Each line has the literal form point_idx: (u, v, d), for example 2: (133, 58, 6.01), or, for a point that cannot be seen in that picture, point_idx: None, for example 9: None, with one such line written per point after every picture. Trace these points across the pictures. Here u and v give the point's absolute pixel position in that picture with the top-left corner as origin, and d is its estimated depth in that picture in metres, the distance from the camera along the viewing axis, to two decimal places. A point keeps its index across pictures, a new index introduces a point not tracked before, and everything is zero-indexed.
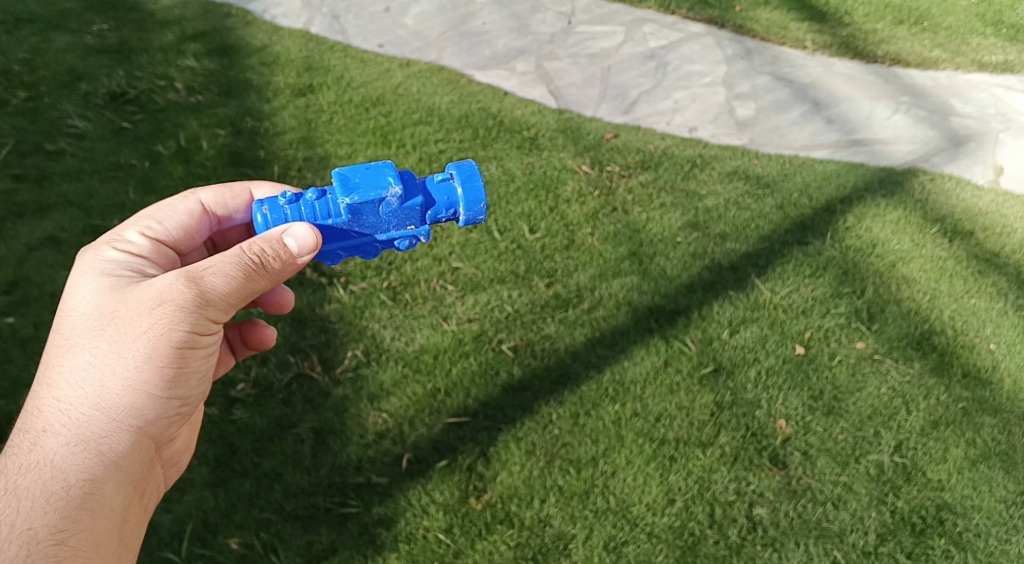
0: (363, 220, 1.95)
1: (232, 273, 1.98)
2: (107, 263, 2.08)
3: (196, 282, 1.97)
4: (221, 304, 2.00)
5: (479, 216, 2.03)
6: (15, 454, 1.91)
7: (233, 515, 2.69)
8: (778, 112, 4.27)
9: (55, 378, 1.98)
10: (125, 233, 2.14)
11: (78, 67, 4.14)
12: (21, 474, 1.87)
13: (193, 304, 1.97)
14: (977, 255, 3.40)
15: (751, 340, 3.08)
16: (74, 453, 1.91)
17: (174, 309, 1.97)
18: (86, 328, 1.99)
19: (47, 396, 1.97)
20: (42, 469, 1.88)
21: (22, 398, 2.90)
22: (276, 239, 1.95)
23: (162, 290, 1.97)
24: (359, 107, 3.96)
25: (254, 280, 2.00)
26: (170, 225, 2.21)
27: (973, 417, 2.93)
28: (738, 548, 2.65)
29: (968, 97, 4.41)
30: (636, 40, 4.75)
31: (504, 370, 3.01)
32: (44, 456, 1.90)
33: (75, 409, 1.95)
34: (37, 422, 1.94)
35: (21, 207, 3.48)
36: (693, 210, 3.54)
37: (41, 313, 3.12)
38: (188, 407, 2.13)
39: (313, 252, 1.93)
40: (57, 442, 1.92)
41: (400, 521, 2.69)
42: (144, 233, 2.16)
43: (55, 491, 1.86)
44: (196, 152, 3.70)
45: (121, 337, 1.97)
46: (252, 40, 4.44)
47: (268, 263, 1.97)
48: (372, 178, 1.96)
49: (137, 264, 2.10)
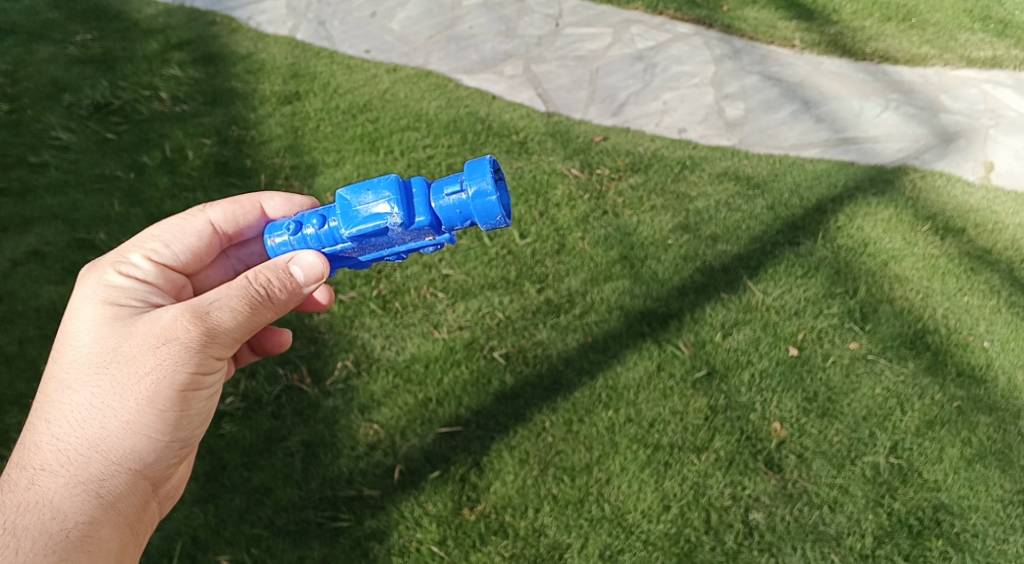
0: (371, 243, 1.96)
1: (238, 307, 2.03)
2: (109, 291, 2.13)
3: (201, 318, 2.02)
4: (224, 341, 2.05)
5: (498, 225, 1.86)
6: (13, 492, 1.93)
7: (224, 532, 2.66)
8: (767, 111, 4.26)
9: (56, 416, 2.01)
10: (131, 258, 2.20)
11: (61, 78, 4.10)
12: (20, 513, 1.89)
13: (198, 341, 2.02)
14: (969, 253, 3.39)
15: (744, 343, 3.06)
16: (74, 491, 1.95)
17: (179, 347, 2.01)
18: (89, 364, 2.03)
19: (47, 434, 2.00)
20: (41, 509, 1.91)
21: (7, 416, 2.87)
22: (282, 268, 2.04)
23: (167, 327, 2.02)
24: (345, 114, 3.93)
25: (259, 313, 2.06)
26: (176, 247, 2.26)
27: (969, 416, 2.91)
28: (734, 553, 2.63)
29: (957, 93, 4.41)
30: (624, 41, 4.73)
31: (497, 378, 2.98)
32: (44, 495, 1.93)
33: (76, 446, 1.98)
34: (36, 460, 1.97)
35: (5, 221, 3.44)
36: (684, 212, 3.52)
37: (26, 328, 3.08)
38: (189, 447, 2.17)
39: (319, 280, 2.02)
40: (57, 481, 1.95)
41: (393, 533, 2.66)
42: (149, 257, 2.22)
43: (56, 530, 1.89)
44: (182, 163, 3.67)
45: (123, 374, 2.01)
46: (237, 48, 4.40)
47: (274, 294, 2.04)
48: (370, 203, 1.91)
49: (141, 292, 2.16)
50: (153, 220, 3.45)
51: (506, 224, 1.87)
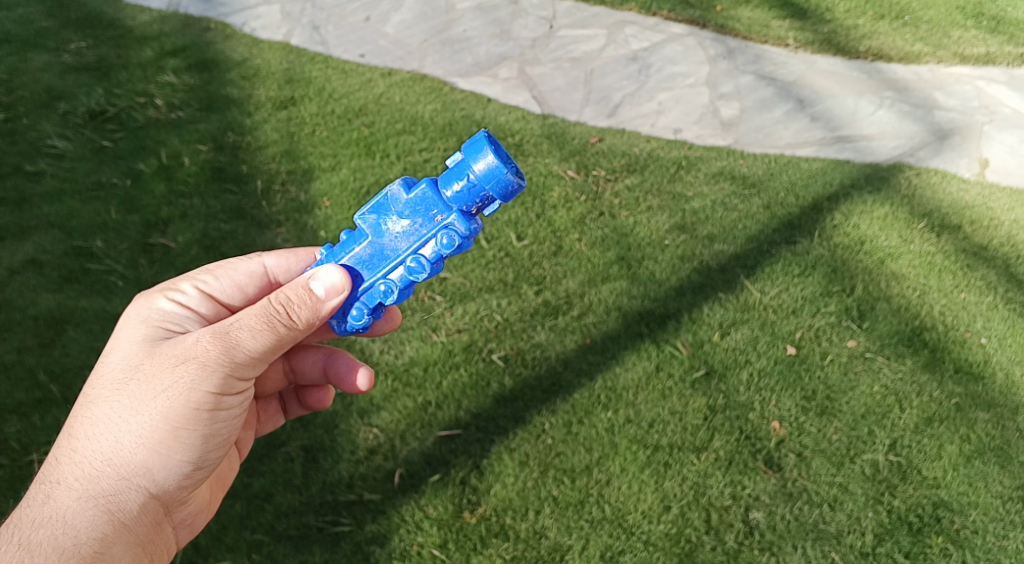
0: (382, 227, 1.95)
1: (258, 327, 2.01)
2: (145, 313, 2.15)
3: (223, 338, 2.01)
4: (244, 361, 2.03)
5: (493, 165, 1.83)
6: (30, 506, 1.93)
7: (224, 538, 2.65)
8: (763, 111, 4.26)
9: (76, 432, 2.01)
10: (180, 284, 2.21)
11: (56, 86, 4.10)
12: (34, 529, 1.89)
13: (218, 360, 2.00)
14: (965, 249, 3.40)
15: (742, 342, 3.07)
16: (87, 509, 1.94)
17: (198, 366, 2.00)
18: (111, 381, 2.03)
19: (66, 451, 2.00)
20: (54, 525, 1.90)
21: (7, 425, 2.86)
22: (302, 286, 1.99)
23: (188, 347, 2.01)
24: (341, 119, 3.93)
25: (280, 334, 2.02)
26: (225, 279, 2.26)
27: (967, 412, 2.92)
28: (735, 553, 2.64)
29: (952, 90, 4.42)
30: (618, 42, 4.73)
31: (495, 381, 2.98)
32: (58, 511, 1.92)
33: (94, 463, 1.98)
34: (53, 475, 1.97)
35: (2, 229, 3.44)
36: (680, 212, 3.53)
37: (24, 338, 3.08)
38: (206, 468, 2.14)
39: (340, 295, 1.97)
40: (73, 497, 1.94)
41: (394, 537, 2.66)
42: (196, 287, 2.22)
43: (67, 548, 1.88)
44: (179, 169, 3.67)
45: (142, 392, 2.01)
46: (232, 54, 4.40)
47: (296, 315, 2.00)
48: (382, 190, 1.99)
49: (179, 318, 2.16)
50: (150, 227, 3.45)
51: (511, 176, 1.83)
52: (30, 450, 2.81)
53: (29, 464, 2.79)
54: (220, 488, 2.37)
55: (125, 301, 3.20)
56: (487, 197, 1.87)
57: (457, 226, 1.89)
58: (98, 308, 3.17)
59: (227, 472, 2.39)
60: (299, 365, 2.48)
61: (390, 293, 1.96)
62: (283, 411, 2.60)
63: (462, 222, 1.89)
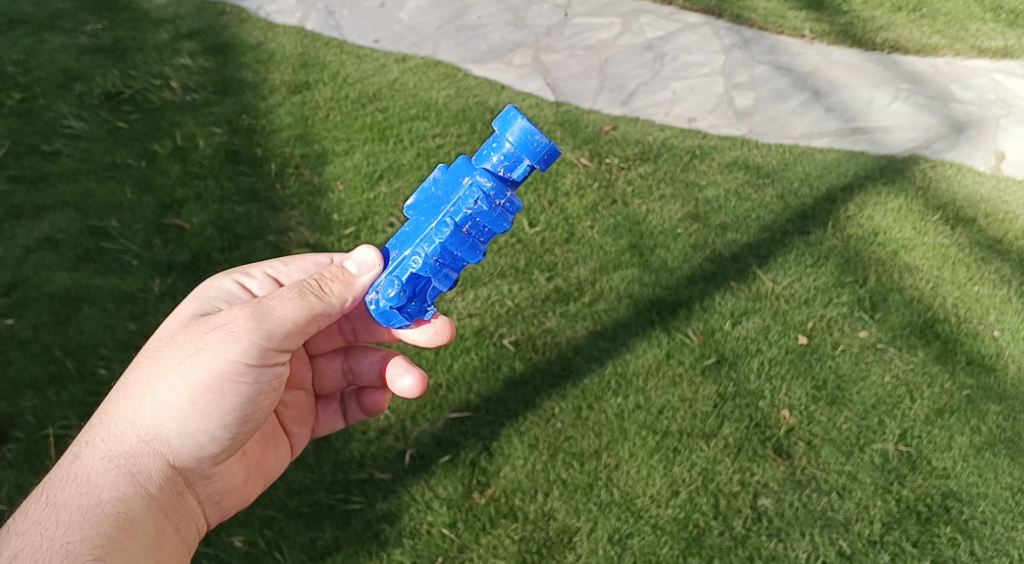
0: (418, 203, 1.98)
1: (288, 298, 2.04)
2: (201, 291, 2.25)
3: (255, 307, 2.04)
4: (272, 331, 2.04)
5: (516, 121, 1.86)
6: (62, 464, 2.00)
7: (236, 513, 2.66)
8: (777, 101, 4.25)
9: (113, 396, 2.08)
10: (249, 270, 2.34)
11: (72, 68, 4.12)
12: (60, 487, 1.95)
13: (247, 329, 2.03)
14: (979, 242, 3.38)
15: (753, 331, 3.07)
16: (111, 471, 1.99)
17: (225, 334, 2.03)
18: (148, 350, 2.10)
19: (101, 414, 2.07)
20: (79, 483, 1.96)
21: (23, 400, 2.89)
22: (338, 265, 2.09)
23: (222, 316, 2.06)
24: (355, 103, 3.94)
25: (310, 306, 2.04)
26: (295, 267, 2.39)
27: (978, 404, 2.91)
28: (743, 539, 2.64)
29: (968, 83, 4.39)
30: (633, 31, 4.73)
31: (506, 365, 2.99)
32: (84, 472, 1.98)
33: (123, 427, 2.03)
34: (86, 436, 2.05)
35: (19, 208, 3.46)
36: (693, 201, 3.52)
37: (40, 314, 3.10)
38: (234, 443, 2.15)
39: (371, 271, 2.05)
40: (100, 461, 2.00)
41: (404, 516, 2.68)
42: (266, 273, 2.35)
43: (87, 507, 1.93)
44: (193, 151, 3.68)
45: (174, 359, 2.06)
46: (247, 38, 4.41)
47: (329, 288, 2.05)
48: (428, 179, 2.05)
49: (232, 296, 2.25)
50: (165, 208, 3.47)
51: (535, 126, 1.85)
52: (46, 425, 2.84)
53: (45, 438, 2.82)
54: (261, 481, 2.36)
55: (139, 280, 3.22)
56: (512, 154, 1.88)
57: (482, 182, 1.89)
58: (113, 286, 3.20)
59: (275, 466, 2.40)
60: (358, 364, 2.49)
61: (417, 260, 1.95)
62: (343, 415, 2.57)
63: (486, 179, 1.89)
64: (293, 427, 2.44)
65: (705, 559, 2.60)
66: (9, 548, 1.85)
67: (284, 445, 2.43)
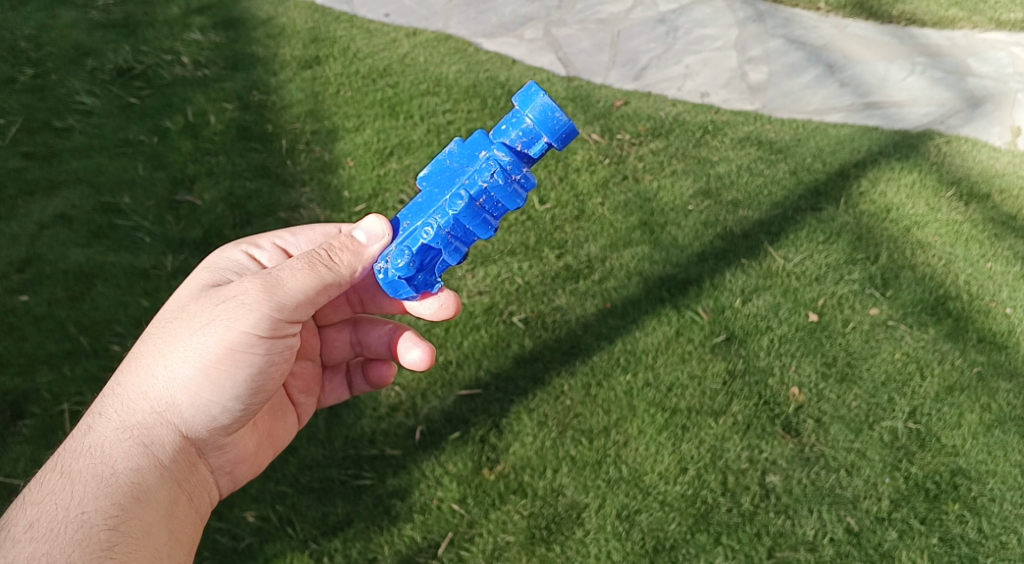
0: (432, 174, 1.98)
1: (299, 269, 2.05)
2: (209, 263, 2.27)
3: (265, 279, 2.05)
4: (284, 304, 2.05)
5: (539, 98, 1.87)
6: (76, 436, 2.03)
7: (249, 489, 2.69)
8: (791, 76, 4.21)
9: (125, 367, 2.11)
10: (257, 241, 2.36)
11: (84, 43, 4.12)
12: (75, 458, 1.98)
13: (257, 301, 2.05)
14: (993, 219, 3.36)
15: (764, 308, 3.06)
16: (124, 442, 2.02)
17: (237, 305, 2.05)
18: (159, 322, 2.12)
19: (114, 385, 2.09)
20: (93, 454, 1.99)
21: (38, 375, 2.93)
22: (348, 235, 2.09)
23: (234, 288, 2.08)
24: (366, 79, 3.93)
25: (321, 278, 2.06)
26: (303, 237, 2.39)
27: (989, 382, 2.91)
28: (750, 515, 2.66)
29: (985, 57, 4.33)
30: (646, 4, 4.68)
31: (516, 342, 3.01)
32: (98, 443, 2.01)
33: (137, 399, 2.06)
34: (100, 407, 2.07)
35: (32, 184, 3.48)
36: (705, 177, 3.51)
37: (55, 291, 3.14)
38: (245, 413, 2.17)
39: (382, 241, 2.05)
40: (113, 432, 2.03)
41: (415, 492, 2.71)
42: (273, 243, 2.37)
43: (102, 477, 1.96)
44: (205, 128, 3.69)
45: (185, 330, 2.08)
46: (258, 13, 4.39)
47: (339, 258, 2.07)
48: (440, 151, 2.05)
49: (240, 268, 2.27)
50: (176, 184, 3.49)
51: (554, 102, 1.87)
52: (61, 400, 2.88)
53: (60, 413, 2.86)
54: (272, 450, 2.39)
55: (152, 256, 3.25)
56: (532, 129, 1.89)
57: (499, 154, 1.90)
58: (126, 262, 3.22)
59: (284, 435, 2.42)
60: (366, 337, 2.51)
61: (430, 230, 1.94)
62: (348, 386, 2.60)
63: (504, 152, 1.90)
64: (300, 397, 2.47)
65: (713, 535, 2.62)
66: (24, 517, 1.88)
67: (292, 414, 2.46)
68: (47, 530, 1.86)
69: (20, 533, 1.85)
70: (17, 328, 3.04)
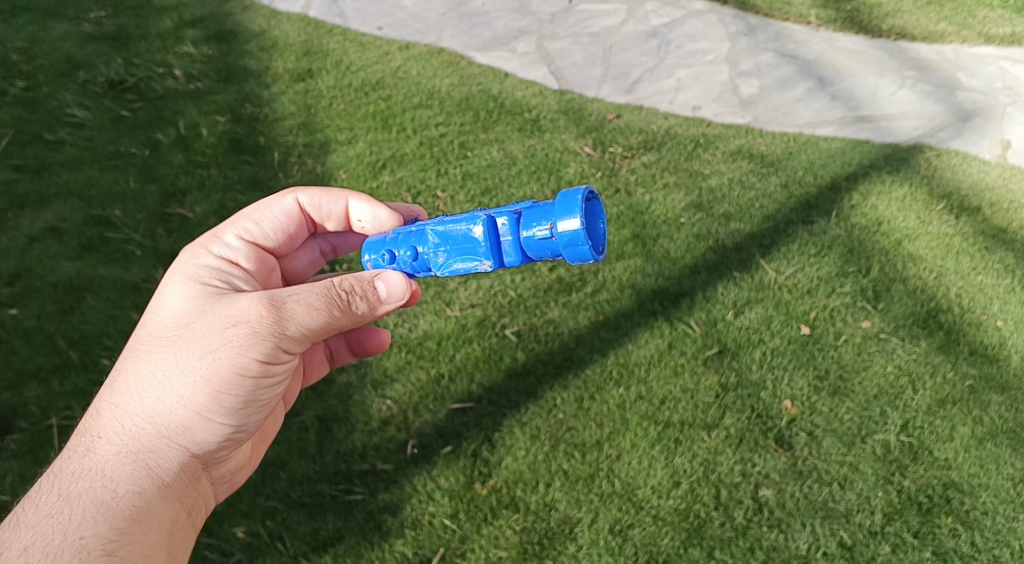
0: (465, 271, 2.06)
1: (315, 303, 2.06)
2: (197, 269, 2.23)
3: (276, 308, 2.06)
4: (295, 335, 2.07)
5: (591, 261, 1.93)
6: (74, 457, 2.01)
7: (239, 504, 2.68)
8: (782, 89, 4.23)
9: (120, 385, 2.08)
10: (226, 237, 2.35)
11: (76, 56, 4.11)
12: (74, 480, 1.96)
13: (268, 330, 2.05)
14: (984, 231, 3.37)
15: (756, 321, 3.06)
16: (126, 465, 2.00)
17: (247, 333, 2.05)
18: (159, 340, 2.10)
19: (109, 403, 2.07)
20: (93, 476, 1.97)
21: (27, 390, 2.91)
22: (367, 281, 2.11)
23: (241, 311, 2.07)
24: (358, 92, 3.93)
25: (336, 315, 2.08)
26: (268, 226, 2.43)
27: (981, 395, 2.91)
28: (743, 529, 2.65)
29: (975, 70, 4.36)
30: (638, 18, 4.71)
31: (508, 355, 3.00)
32: (98, 465, 1.99)
33: (135, 420, 2.04)
34: (96, 427, 2.05)
35: (22, 197, 3.47)
36: (697, 191, 3.51)
37: (44, 304, 3.12)
38: (245, 431, 2.19)
39: (400, 300, 2.11)
40: (112, 452, 2.01)
41: (406, 507, 2.70)
42: (241, 236, 2.37)
43: (102, 500, 1.94)
44: (196, 140, 3.68)
45: (190, 352, 2.07)
46: (251, 26, 4.40)
47: (355, 305, 2.09)
48: (462, 247, 1.98)
49: (222, 273, 2.26)
50: (168, 197, 3.48)
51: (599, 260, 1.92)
52: (50, 415, 2.86)
53: (49, 428, 2.83)
54: (263, 443, 2.45)
55: (142, 269, 3.23)
56: None
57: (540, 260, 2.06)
58: (116, 275, 3.20)
59: (272, 428, 2.47)
60: None
61: None
62: (329, 358, 2.64)
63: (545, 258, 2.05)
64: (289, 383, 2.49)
65: (706, 550, 2.61)
66: (20, 541, 1.86)
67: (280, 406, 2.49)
68: (44, 555, 1.84)
69: (15, 557, 1.83)
70: (6, 342, 3.02)
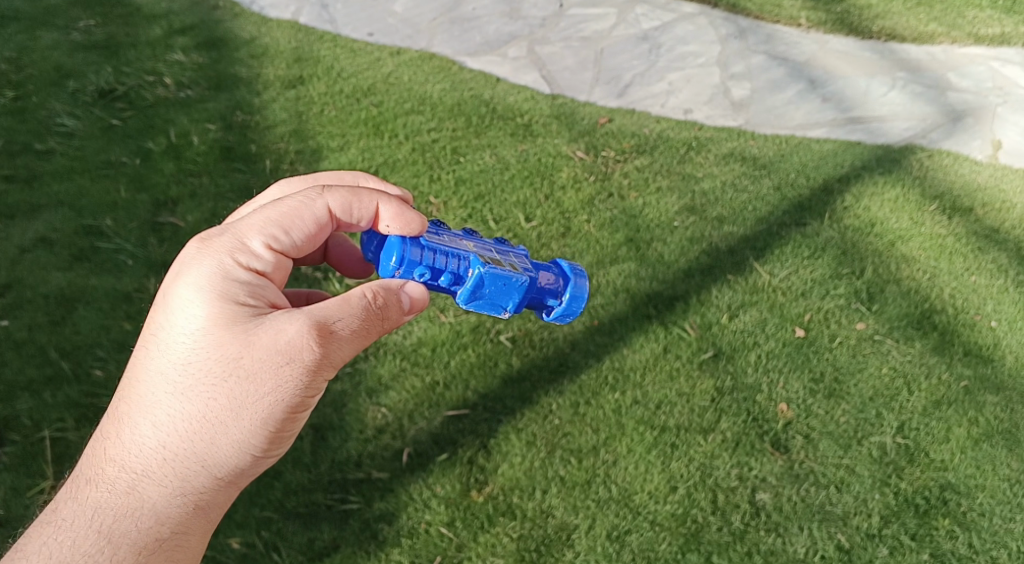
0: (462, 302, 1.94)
1: (359, 328, 1.85)
2: (225, 283, 1.85)
3: (330, 341, 1.82)
4: (342, 364, 1.86)
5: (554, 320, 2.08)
6: (112, 495, 1.77)
7: (234, 514, 2.67)
8: (774, 92, 4.23)
9: (158, 415, 1.81)
10: (251, 244, 1.91)
11: (65, 65, 4.09)
12: (118, 524, 1.74)
13: (322, 365, 1.82)
14: (976, 232, 3.37)
15: (750, 324, 3.06)
16: (174, 507, 1.78)
17: (301, 370, 1.80)
18: (201, 368, 1.81)
19: (148, 435, 1.81)
20: (139, 520, 1.76)
21: (18, 402, 2.88)
22: (394, 291, 1.90)
23: (292, 344, 1.79)
24: (350, 98, 3.92)
25: (377, 335, 1.89)
26: (298, 235, 1.95)
27: (976, 395, 2.91)
28: (741, 533, 2.64)
29: (965, 71, 4.37)
30: (628, 22, 4.70)
31: (503, 361, 2.99)
32: (142, 506, 1.77)
33: (180, 459, 1.80)
34: (135, 461, 1.80)
35: (12, 208, 3.44)
36: (690, 194, 3.51)
37: (35, 315, 3.10)
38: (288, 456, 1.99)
39: (418, 313, 1.95)
40: (158, 490, 1.78)
41: (402, 515, 2.69)
42: (268, 245, 1.91)
43: (150, 547, 1.74)
44: (187, 149, 3.67)
45: (238, 387, 1.80)
46: (241, 33, 4.39)
47: (390, 321, 1.90)
48: (499, 297, 1.87)
49: (254, 288, 1.87)
50: (159, 206, 3.46)
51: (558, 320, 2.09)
52: (42, 427, 2.83)
53: (41, 440, 2.81)
54: None
55: (134, 279, 3.21)
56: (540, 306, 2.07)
57: None
58: (107, 286, 3.19)
59: None
60: None
61: None
62: None
63: None
64: None
65: (704, 554, 2.61)
66: None
67: None
68: None
69: None
70: None
